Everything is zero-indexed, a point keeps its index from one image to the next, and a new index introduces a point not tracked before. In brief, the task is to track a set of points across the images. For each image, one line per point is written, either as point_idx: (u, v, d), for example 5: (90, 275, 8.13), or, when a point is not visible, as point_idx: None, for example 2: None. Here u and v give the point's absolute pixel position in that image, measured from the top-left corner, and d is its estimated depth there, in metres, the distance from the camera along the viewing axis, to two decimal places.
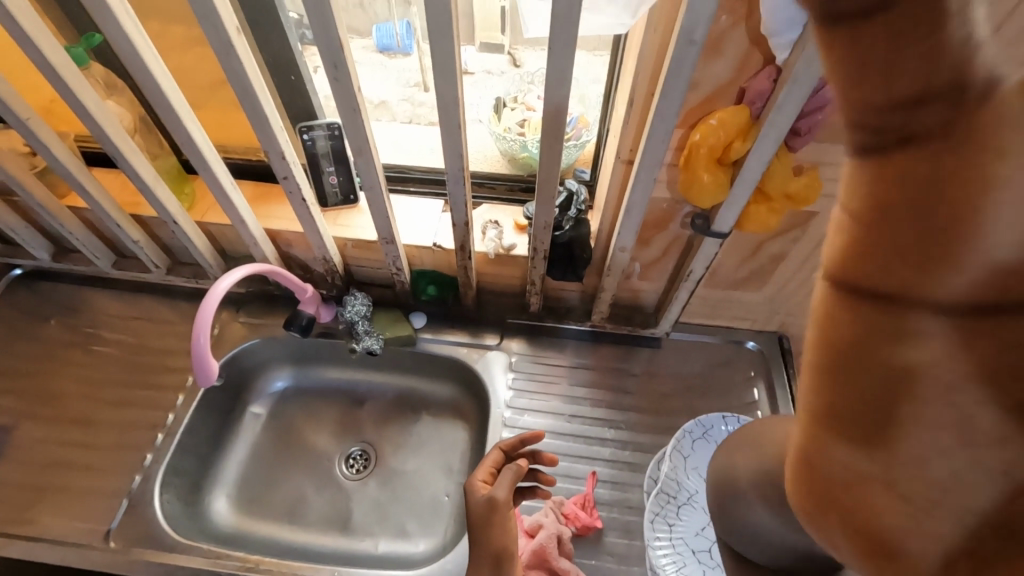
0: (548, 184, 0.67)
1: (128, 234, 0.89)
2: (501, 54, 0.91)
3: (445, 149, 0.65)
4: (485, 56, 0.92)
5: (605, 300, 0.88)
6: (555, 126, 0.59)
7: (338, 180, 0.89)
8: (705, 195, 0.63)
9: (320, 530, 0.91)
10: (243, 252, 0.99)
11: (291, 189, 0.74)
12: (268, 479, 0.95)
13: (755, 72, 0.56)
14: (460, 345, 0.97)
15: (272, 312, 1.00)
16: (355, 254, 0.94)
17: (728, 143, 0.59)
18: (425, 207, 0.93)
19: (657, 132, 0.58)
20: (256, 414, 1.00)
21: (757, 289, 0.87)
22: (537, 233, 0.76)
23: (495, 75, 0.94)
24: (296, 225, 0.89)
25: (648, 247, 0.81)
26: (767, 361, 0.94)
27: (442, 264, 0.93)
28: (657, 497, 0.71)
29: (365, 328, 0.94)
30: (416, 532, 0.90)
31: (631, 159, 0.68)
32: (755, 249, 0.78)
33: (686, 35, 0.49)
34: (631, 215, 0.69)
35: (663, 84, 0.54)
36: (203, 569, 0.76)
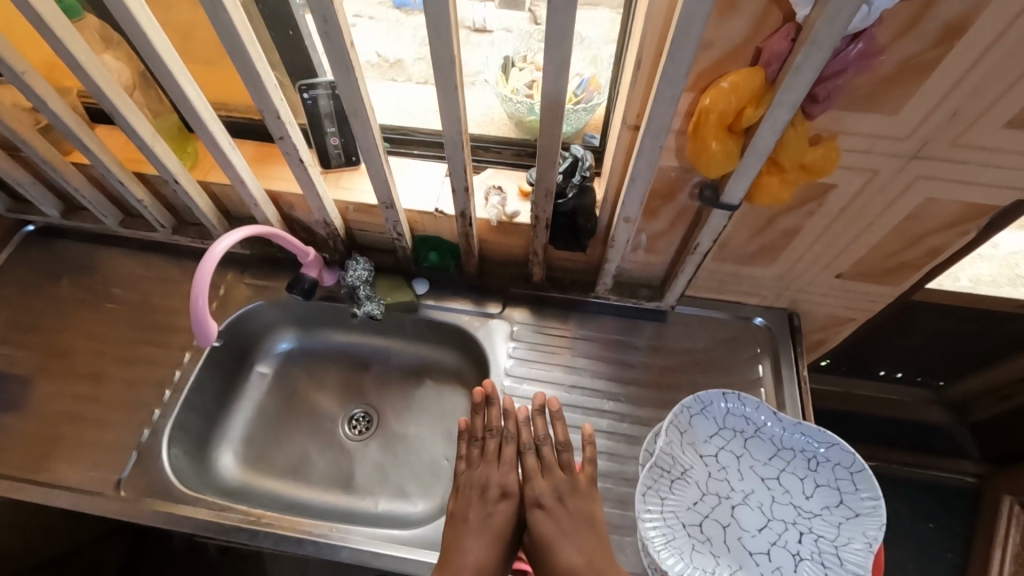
0: (549, 151, 0.65)
1: (132, 192, 0.89)
2: (521, 11, 0.88)
3: (442, 111, 0.63)
4: (508, 13, 0.89)
5: (609, 272, 0.86)
6: (556, 90, 0.56)
7: (339, 141, 0.87)
8: (713, 164, 0.60)
9: (323, 487, 0.94)
10: (246, 213, 0.98)
11: (288, 150, 0.72)
12: (274, 438, 0.98)
13: (773, 31, 0.51)
14: (462, 313, 0.97)
15: (276, 275, 1.00)
16: (358, 219, 0.92)
17: (740, 109, 0.55)
18: (429, 172, 0.90)
19: (663, 96, 0.55)
20: (262, 373, 1.03)
21: (769, 264, 0.83)
22: (537, 202, 0.73)
23: (513, 35, 0.90)
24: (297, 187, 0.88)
25: (654, 219, 0.78)
26: (774, 338, 0.92)
27: (444, 231, 0.91)
28: (651, 471, 0.70)
29: (366, 293, 0.93)
30: (415, 494, 0.92)
31: (637, 125, 0.65)
32: (768, 223, 0.75)
33: None
34: (636, 183, 0.66)
35: (670, 43, 0.50)
36: (207, 520, 0.79)
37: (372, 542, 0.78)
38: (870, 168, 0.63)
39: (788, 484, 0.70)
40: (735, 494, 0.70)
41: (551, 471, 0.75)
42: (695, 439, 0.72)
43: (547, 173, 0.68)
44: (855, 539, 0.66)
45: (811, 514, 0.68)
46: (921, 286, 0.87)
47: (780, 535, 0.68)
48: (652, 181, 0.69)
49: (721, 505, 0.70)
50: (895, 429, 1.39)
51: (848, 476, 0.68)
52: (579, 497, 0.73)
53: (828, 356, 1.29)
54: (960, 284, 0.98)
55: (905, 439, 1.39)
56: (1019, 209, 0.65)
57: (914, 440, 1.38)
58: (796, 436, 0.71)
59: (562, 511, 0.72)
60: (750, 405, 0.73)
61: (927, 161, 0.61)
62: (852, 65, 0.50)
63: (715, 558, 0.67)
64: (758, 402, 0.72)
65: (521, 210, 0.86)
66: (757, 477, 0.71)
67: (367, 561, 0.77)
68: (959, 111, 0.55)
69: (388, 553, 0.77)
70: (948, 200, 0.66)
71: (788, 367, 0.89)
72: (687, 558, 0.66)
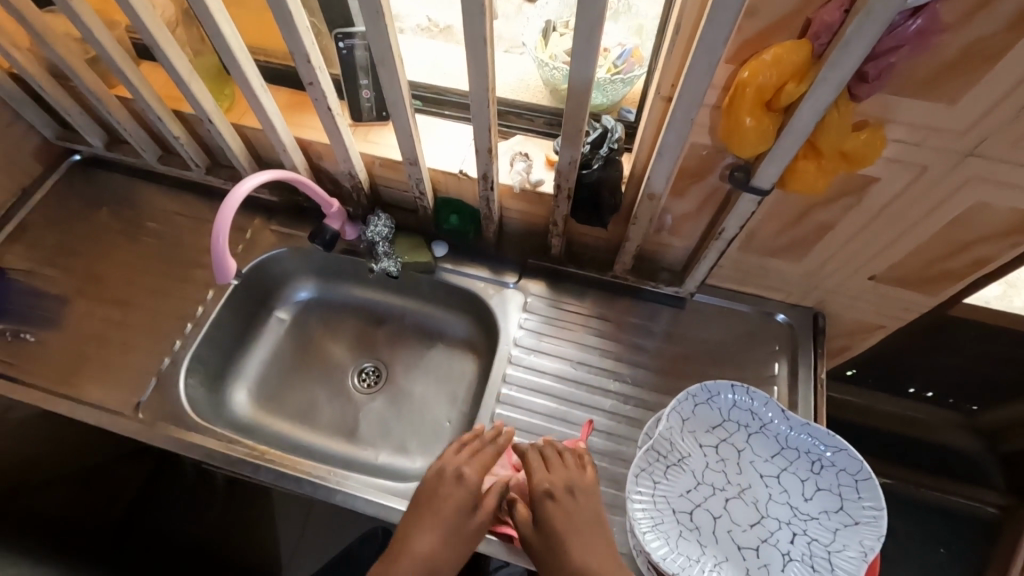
0: (576, 118, 0.62)
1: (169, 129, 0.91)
2: None
3: (470, 66, 0.61)
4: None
5: (629, 251, 0.84)
6: (589, 50, 0.54)
7: (371, 95, 0.87)
8: (746, 143, 0.57)
9: (328, 434, 0.97)
10: (276, 159, 0.99)
11: (316, 97, 0.72)
12: (287, 381, 1.01)
13: (825, 0, 0.48)
14: (477, 279, 0.96)
15: (301, 224, 1.02)
16: (384, 176, 0.92)
17: (779, 85, 0.52)
18: (457, 133, 0.89)
19: (699, 65, 0.52)
20: (281, 319, 1.05)
21: (798, 258, 0.80)
22: (561, 170, 0.71)
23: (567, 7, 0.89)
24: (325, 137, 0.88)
25: (681, 199, 0.75)
26: (795, 336, 0.89)
27: (467, 194, 0.90)
28: (647, 454, 0.69)
29: (385, 250, 0.94)
30: (414, 450, 0.94)
31: (671, 96, 0.61)
32: (800, 215, 0.72)
33: None
34: (665, 158, 0.64)
35: (710, 7, 0.47)
36: (214, 449, 0.82)
37: (366, 490, 0.80)
38: (918, 163, 0.59)
39: (787, 484, 0.68)
40: (731, 487, 0.69)
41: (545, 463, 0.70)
42: (697, 428, 0.71)
43: (573, 139, 0.66)
44: (850, 547, 0.63)
45: (808, 516, 0.66)
46: (961, 299, 0.82)
47: (772, 533, 0.66)
48: (681, 158, 0.67)
49: (714, 495, 0.68)
50: (916, 449, 1.34)
51: (851, 483, 0.66)
52: (586, 494, 0.68)
53: (853, 365, 1.24)
54: None
55: (926, 460, 1.33)
56: None
57: (935, 462, 1.33)
58: (802, 437, 0.69)
59: (571, 505, 0.66)
60: (759, 401, 0.70)
61: (983, 160, 0.56)
62: (908, 42, 0.46)
63: (701, 548, 0.66)
64: (767, 398, 0.70)
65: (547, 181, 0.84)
66: (756, 471, 0.69)
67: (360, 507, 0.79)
68: None
69: (380, 503, 0.79)
70: (1003, 206, 0.61)
71: (805, 367, 0.86)
72: (673, 543, 0.65)
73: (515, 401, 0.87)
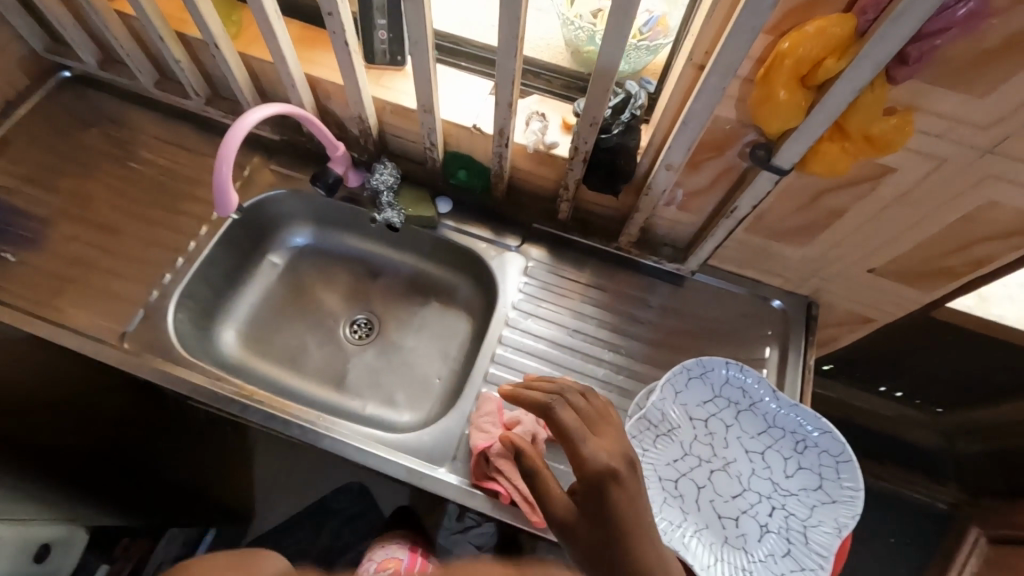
0: (604, 77, 0.61)
1: (170, 51, 0.86)
2: None
3: (502, 11, 0.58)
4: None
5: (636, 223, 0.83)
6: (630, 3, 0.52)
7: (387, 36, 0.83)
8: (776, 117, 0.56)
9: (317, 381, 0.96)
10: (281, 96, 0.95)
11: (334, 29, 0.69)
12: (277, 326, 1.00)
13: None
14: (479, 240, 0.95)
15: (302, 166, 0.99)
16: (393, 124, 0.89)
17: (819, 60, 0.51)
18: (473, 86, 0.86)
19: (741, 32, 0.51)
20: (273, 264, 1.03)
21: (803, 244, 0.80)
22: (581, 131, 0.70)
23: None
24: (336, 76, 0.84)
25: (696, 174, 0.75)
26: (788, 322, 0.90)
27: (478, 151, 0.88)
28: (638, 422, 0.70)
29: (388, 200, 0.91)
30: (402, 404, 0.94)
31: (703, 64, 0.60)
32: (813, 199, 0.72)
33: None
34: (689, 126, 0.63)
35: None
36: (201, 386, 0.81)
37: (355, 437, 0.80)
38: (938, 156, 0.59)
39: (771, 460, 0.70)
40: (716, 459, 0.71)
41: (584, 428, 0.62)
42: (689, 400, 0.72)
43: (599, 99, 0.64)
44: (824, 522, 0.66)
45: (788, 492, 0.68)
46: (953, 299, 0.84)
47: (752, 505, 0.68)
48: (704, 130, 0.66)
49: (699, 466, 0.70)
50: (880, 442, 1.39)
51: (832, 464, 0.68)
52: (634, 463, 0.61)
53: (833, 359, 1.27)
54: (990, 310, 0.95)
55: (888, 454, 1.39)
56: None
57: (896, 457, 1.39)
58: (791, 417, 0.70)
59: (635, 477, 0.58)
60: (753, 380, 0.72)
61: (1002, 158, 0.57)
62: (956, 25, 0.46)
63: (683, 514, 0.68)
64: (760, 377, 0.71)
65: (562, 144, 0.83)
66: (742, 446, 0.71)
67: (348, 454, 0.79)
68: None
69: (368, 452, 0.79)
70: (1012, 207, 0.62)
71: (795, 352, 0.87)
72: (657, 508, 0.67)
73: (509, 363, 0.87)
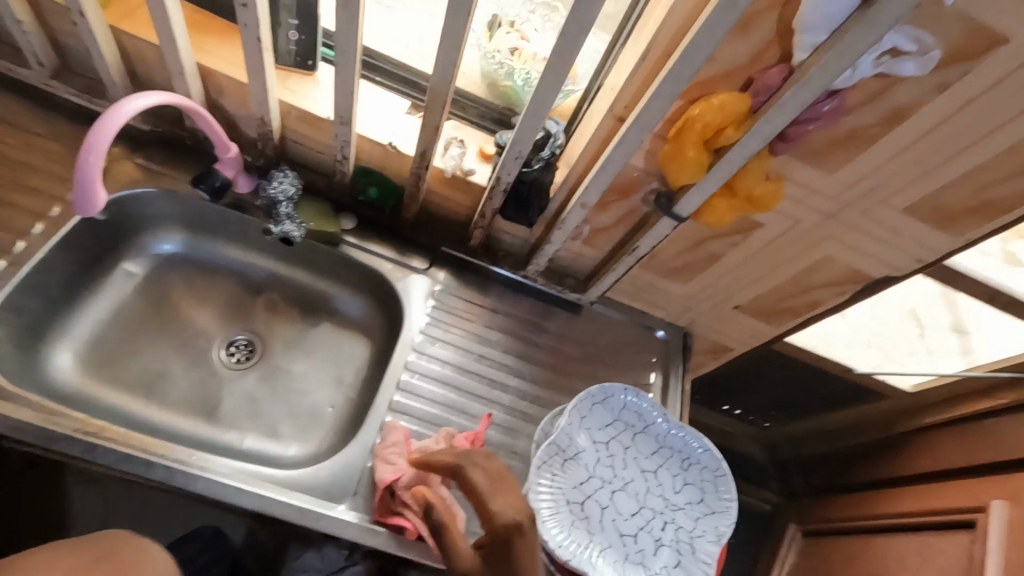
0: (536, 116, 0.63)
1: (8, 8, 0.70)
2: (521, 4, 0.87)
3: (443, 37, 0.58)
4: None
5: (546, 254, 0.87)
6: (569, 53, 0.55)
7: (298, 38, 0.78)
8: (683, 172, 0.64)
9: (181, 413, 0.83)
10: (157, 82, 0.82)
11: (247, 22, 0.62)
12: (131, 347, 0.84)
13: (766, 66, 0.56)
14: (384, 260, 0.92)
15: (177, 164, 0.86)
16: (299, 131, 0.83)
17: (721, 128, 0.59)
18: (389, 103, 0.84)
19: (662, 95, 0.57)
20: (129, 273, 0.88)
21: (684, 281, 0.91)
22: (506, 163, 0.72)
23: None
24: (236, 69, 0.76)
25: (603, 213, 0.81)
26: (668, 351, 1.01)
27: (392, 169, 0.85)
28: (547, 448, 0.73)
29: (287, 212, 0.84)
30: (288, 436, 0.85)
31: (622, 117, 0.66)
32: (698, 244, 0.82)
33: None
34: (604, 170, 0.68)
35: (686, 45, 0.52)
36: (26, 423, 0.65)
37: (237, 478, 0.70)
38: (795, 218, 0.72)
39: (662, 478, 0.77)
40: (617, 480, 0.75)
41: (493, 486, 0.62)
42: (593, 427, 0.77)
43: (527, 134, 0.67)
44: (707, 532, 0.74)
45: (677, 506, 0.75)
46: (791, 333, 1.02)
47: (648, 521, 0.74)
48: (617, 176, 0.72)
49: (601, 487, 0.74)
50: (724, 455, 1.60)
51: (711, 478, 0.76)
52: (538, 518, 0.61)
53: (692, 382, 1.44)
54: (812, 342, 1.16)
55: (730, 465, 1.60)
56: (884, 282, 0.79)
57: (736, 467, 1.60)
58: (678, 437, 0.78)
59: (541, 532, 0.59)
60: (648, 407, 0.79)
61: (838, 223, 0.71)
62: (821, 117, 0.57)
63: (589, 535, 0.71)
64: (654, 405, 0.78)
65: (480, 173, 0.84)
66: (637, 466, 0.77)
67: (227, 497, 0.68)
68: (875, 188, 0.65)
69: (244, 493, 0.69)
70: (840, 262, 0.78)
71: (674, 377, 0.98)
72: (567, 530, 0.69)
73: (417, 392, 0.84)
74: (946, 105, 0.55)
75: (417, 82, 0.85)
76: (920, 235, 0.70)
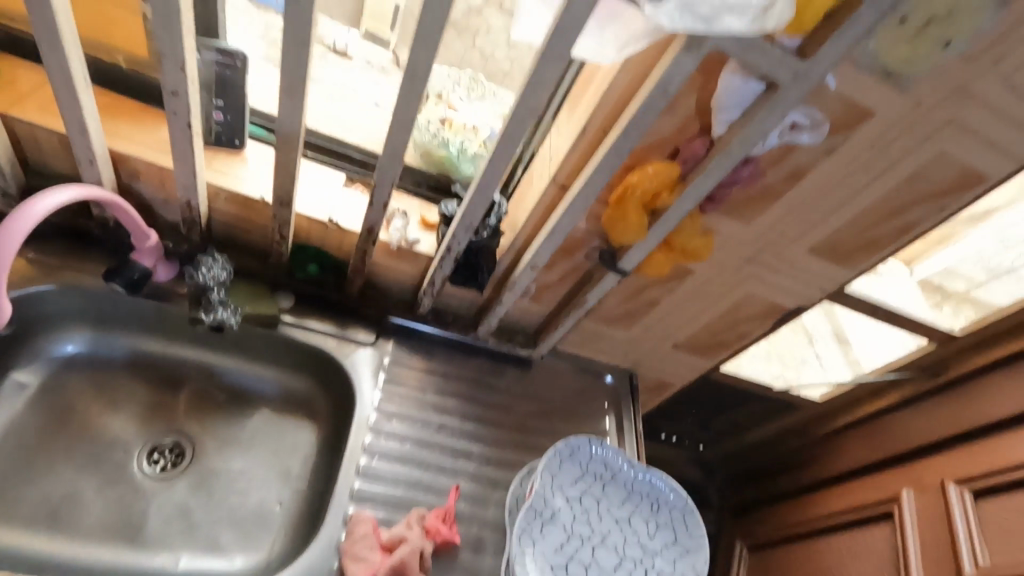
0: (486, 189, 0.66)
1: None
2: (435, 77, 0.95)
3: (393, 120, 0.59)
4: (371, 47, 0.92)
5: (497, 315, 0.88)
6: (519, 133, 0.59)
7: (223, 118, 0.75)
8: (626, 233, 0.69)
9: (97, 542, 0.71)
10: (55, 169, 0.74)
11: (176, 110, 0.59)
12: (27, 472, 0.73)
13: (688, 138, 0.64)
14: (327, 336, 0.87)
15: (81, 257, 0.77)
16: (227, 212, 0.78)
17: (657, 192, 0.65)
18: (324, 179, 0.82)
19: (605, 167, 0.62)
20: (20, 383, 0.77)
21: (627, 327, 0.96)
22: (455, 232, 0.73)
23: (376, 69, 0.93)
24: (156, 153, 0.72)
25: (549, 271, 0.84)
26: (618, 394, 1.04)
27: (332, 243, 0.83)
28: (525, 513, 0.72)
29: (219, 298, 0.78)
30: (232, 547, 0.76)
31: (565, 185, 0.71)
32: (638, 292, 0.88)
33: (661, 88, 0.53)
34: (552, 235, 0.71)
35: (625, 124, 0.58)
36: None
37: None
38: (721, 263, 0.80)
39: (637, 525, 0.78)
40: (595, 534, 0.76)
41: None
42: (564, 484, 0.77)
43: (476, 205, 0.68)
44: (686, 573, 0.76)
45: (654, 551, 0.77)
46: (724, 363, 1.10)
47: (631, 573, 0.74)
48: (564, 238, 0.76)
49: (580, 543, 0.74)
50: None
51: (681, 517, 0.79)
52: None
53: None
54: None
55: None
56: (799, 311, 0.89)
57: None
58: (645, 480, 0.81)
59: None
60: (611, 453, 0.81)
61: (758, 265, 0.80)
62: (741, 180, 0.65)
63: None
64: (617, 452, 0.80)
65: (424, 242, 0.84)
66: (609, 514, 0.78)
67: None
68: (784, 234, 0.75)
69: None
70: (761, 298, 0.87)
71: (628, 420, 1.01)
72: None
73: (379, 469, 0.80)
74: (833, 165, 0.65)
75: (352, 155, 0.85)
76: (824, 270, 0.81)
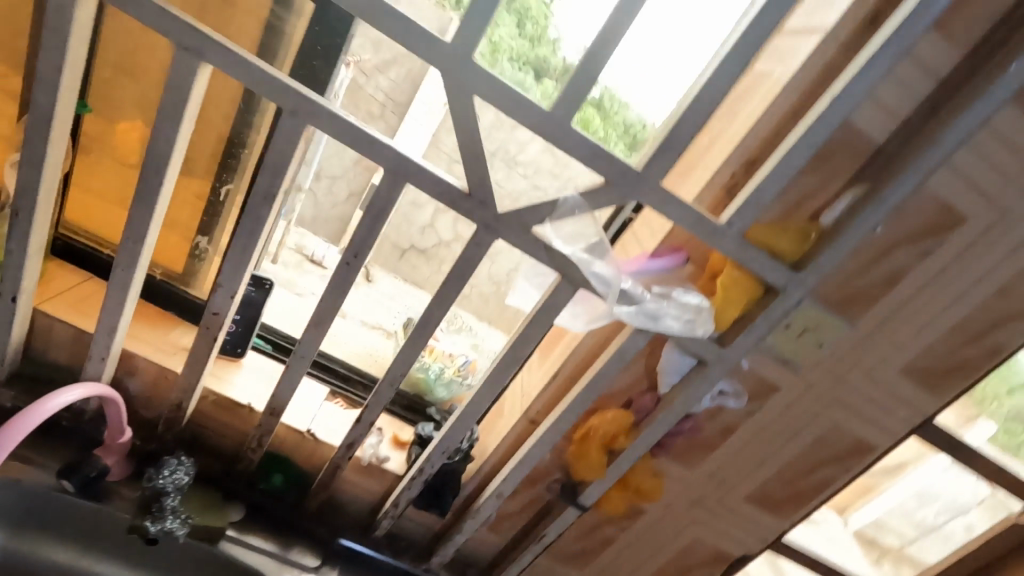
0: (466, 419, 0.74)
1: None
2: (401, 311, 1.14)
3: (399, 353, 0.70)
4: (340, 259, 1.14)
5: (455, 544, 0.86)
6: (503, 376, 0.70)
7: (235, 330, 0.83)
8: (590, 470, 0.77)
9: None
10: (55, 357, 0.78)
11: (211, 326, 0.69)
12: None
13: (641, 392, 0.76)
14: (269, 558, 0.82)
15: (37, 449, 0.75)
16: (210, 414, 0.81)
17: (615, 435, 0.75)
18: (310, 391, 0.88)
19: (572, 409, 0.73)
20: None
21: (581, 567, 0.95)
22: (431, 453, 0.78)
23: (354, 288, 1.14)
24: (168, 353, 0.78)
25: (511, 500, 0.87)
26: None
27: (303, 454, 0.85)
28: None
29: (173, 505, 0.75)
30: None
31: (534, 420, 0.80)
32: (593, 528, 0.90)
33: (618, 357, 0.68)
34: (519, 466, 0.78)
35: (590, 378, 0.71)
36: None
37: None
38: (669, 505, 0.87)
39: None
40: None
41: None
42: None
43: (452, 432, 0.75)
44: None
45: None
46: None
47: None
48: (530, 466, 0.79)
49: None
50: None
51: None
52: None
53: None
54: None
55: None
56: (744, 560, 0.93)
57: None
58: None
59: None
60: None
61: (702, 510, 0.87)
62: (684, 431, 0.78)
63: None
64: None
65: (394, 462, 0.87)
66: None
67: None
68: (721, 482, 0.84)
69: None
70: (707, 543, 0.91)
71: None
72: None
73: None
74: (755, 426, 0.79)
75: (342, 372, 0.92)
76: (760, 519, 0.88)
